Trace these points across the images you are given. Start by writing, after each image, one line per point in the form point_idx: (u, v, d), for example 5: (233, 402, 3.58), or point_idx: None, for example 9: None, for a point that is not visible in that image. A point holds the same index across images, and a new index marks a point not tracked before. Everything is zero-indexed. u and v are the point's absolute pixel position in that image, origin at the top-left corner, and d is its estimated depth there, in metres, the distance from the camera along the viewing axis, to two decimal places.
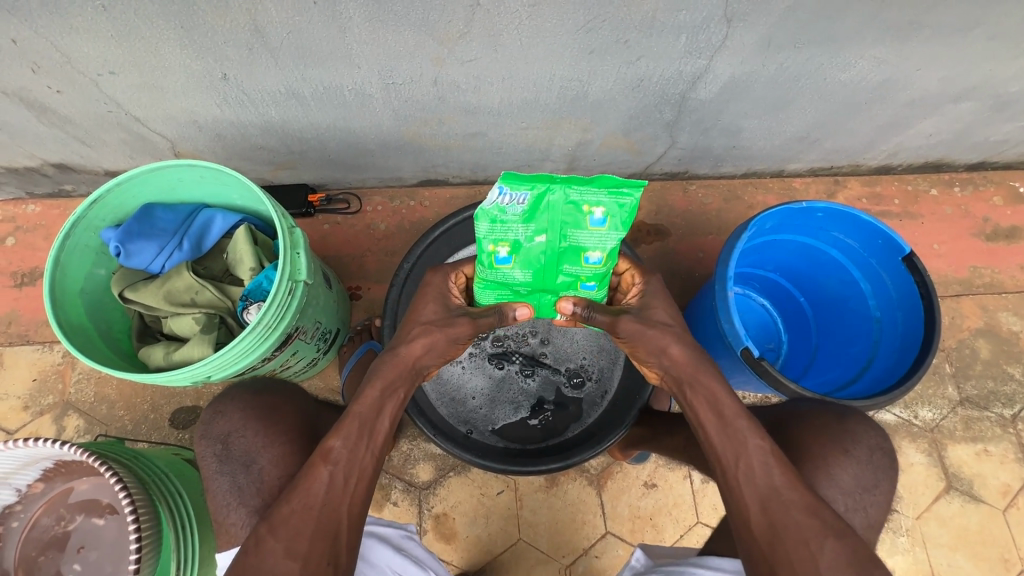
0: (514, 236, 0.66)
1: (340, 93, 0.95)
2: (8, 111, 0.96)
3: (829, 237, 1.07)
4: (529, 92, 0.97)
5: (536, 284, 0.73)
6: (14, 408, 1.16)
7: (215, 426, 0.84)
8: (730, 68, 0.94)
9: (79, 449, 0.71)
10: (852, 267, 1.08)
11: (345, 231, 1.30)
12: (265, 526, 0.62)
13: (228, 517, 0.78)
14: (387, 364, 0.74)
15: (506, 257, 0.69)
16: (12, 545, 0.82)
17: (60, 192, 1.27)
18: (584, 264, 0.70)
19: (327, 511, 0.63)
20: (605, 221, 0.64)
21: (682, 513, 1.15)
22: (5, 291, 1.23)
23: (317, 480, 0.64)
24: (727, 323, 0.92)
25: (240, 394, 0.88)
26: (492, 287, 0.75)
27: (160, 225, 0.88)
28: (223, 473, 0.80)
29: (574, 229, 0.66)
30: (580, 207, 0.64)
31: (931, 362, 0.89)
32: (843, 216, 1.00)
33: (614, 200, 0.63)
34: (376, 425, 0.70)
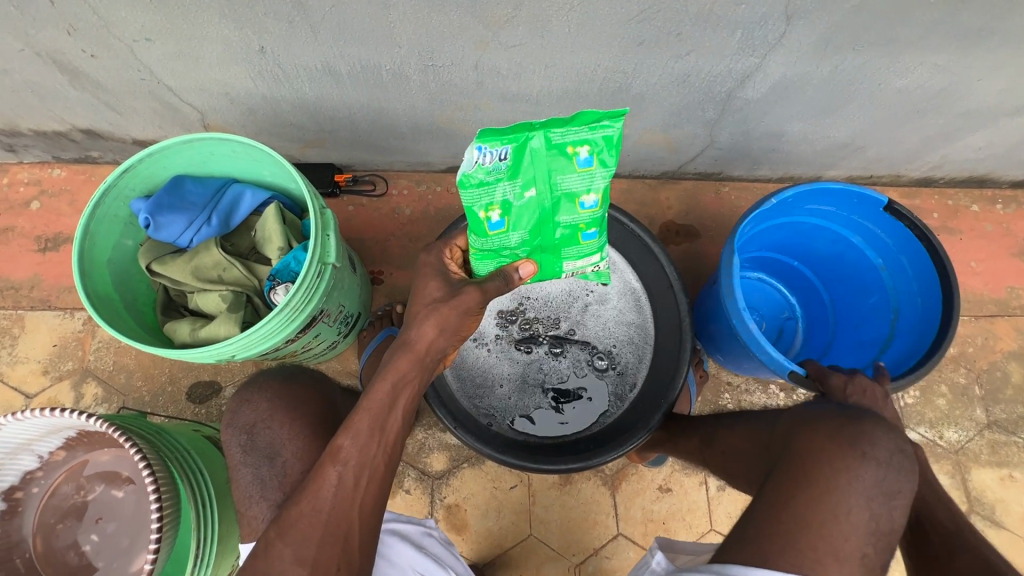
0: (502, 196, 0.69)
1: (377, 72, 0.92)
2: (40, 73, 0.94)
3: (848, 224, 1.01)
4: (570, 81, 0.94)
5: (534, 240, 0.76)
6: (34, 372, 1.16)
7: (241, 414, 0.84)
8: (782, 68, 0.90)
9: (103, 422, 0.71)
10: (870, 251, 1.02)
11: (369, 214, 1.28)
12: (275, 530, 0.61)
13: (250, 510, 0.77)
14: (400, 354, 0.71)
15: (499, 220, 0.71)
16: (30, 511, 0.83)
17: (87, 158, 1.25)
18: (579, 211, 0.73)
19: (337, 514, 0.61)
20: (591, 159, 0.67)
21: (696, 519, 1.13)
22: (29, 254, 1.22)
23: (326, 480, 0.63)
24: (763, 353, 0.86)
25: (267, 382, 0.87)
26: (489, 255, 0.77)
27: (189, 198, 0.87)
28: (247, 465, 0.79)
29: (561, 173, 0.68)
30: (564, 150, 0.66)
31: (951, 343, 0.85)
32: (853, 195, 0.94)
33: (594, 140, 0.66)
34: (389, 419, 0.67)
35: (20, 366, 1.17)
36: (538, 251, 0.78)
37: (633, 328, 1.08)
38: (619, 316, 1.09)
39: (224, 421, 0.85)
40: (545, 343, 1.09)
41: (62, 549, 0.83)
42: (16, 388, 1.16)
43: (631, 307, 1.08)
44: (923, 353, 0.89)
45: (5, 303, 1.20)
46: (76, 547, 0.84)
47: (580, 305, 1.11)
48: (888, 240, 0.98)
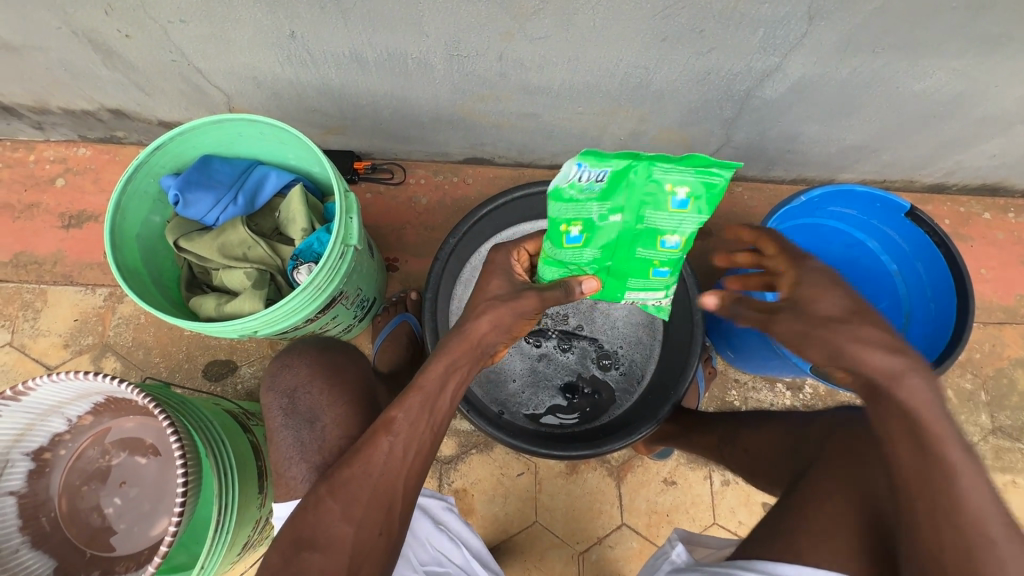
0: (587, 215, 0.66)
1: (402, 61, 0.94)
2: (74, 51, 0.97)
3: (870, 228, 1.02)
4: (592, 75, 0.96)
5: (606, 260, 0.73)
6: (55, 345, 1.19)
7: (282, 378, 0.86)
8: (802, 68, 0.92)
9: (135, 389, 0.74)
10: (886, 255, 1.03)
11: (386, 202, 1.30)
12: (327, 487, 0.64)
13: (290, 470, 0.79)
14: (456, 339, 0.71)
15: (577, 236, 0.68)
16: (57, 472, 0.86)
17: (112, 138, 1.28)
18: (660, 244, 0.70)
19: (383, 481, 0.63)
20: (687, 203, 0.64)
21: (699, 513, 1.15)
22: (53, 230, 1.25)
23: (377, 449, 0.64)
24: (786, 345, 0.88)
25: (309, 349, 0.89)
26: (557, 264, 0.74)
27: (217, 178, 0.89)
28: (288, 426, 0.82)
29: (654, 209, 0.65)
30: (666, 189, 0.63)
31: (959, 352, 0.86)
32: (874, 199, 0.96)
33: (700, 185, 0.63)
34: (440, 398, 0.67)
35: (41, 339, 1.19)
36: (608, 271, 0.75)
37: (640, 328, 1.10)
38: (628, 316, 1.11)
39: (263, 382, 0.87)
40: (554, 338, 1.10)
41: (85, 511, 0.87)
42: (37, 360, 1.18)
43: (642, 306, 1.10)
44: (936, 356, 0.90)
45: (28, 277, 1.22)
46: (99, 509, 0.88)
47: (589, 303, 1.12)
48: (905, 245, 0.99)
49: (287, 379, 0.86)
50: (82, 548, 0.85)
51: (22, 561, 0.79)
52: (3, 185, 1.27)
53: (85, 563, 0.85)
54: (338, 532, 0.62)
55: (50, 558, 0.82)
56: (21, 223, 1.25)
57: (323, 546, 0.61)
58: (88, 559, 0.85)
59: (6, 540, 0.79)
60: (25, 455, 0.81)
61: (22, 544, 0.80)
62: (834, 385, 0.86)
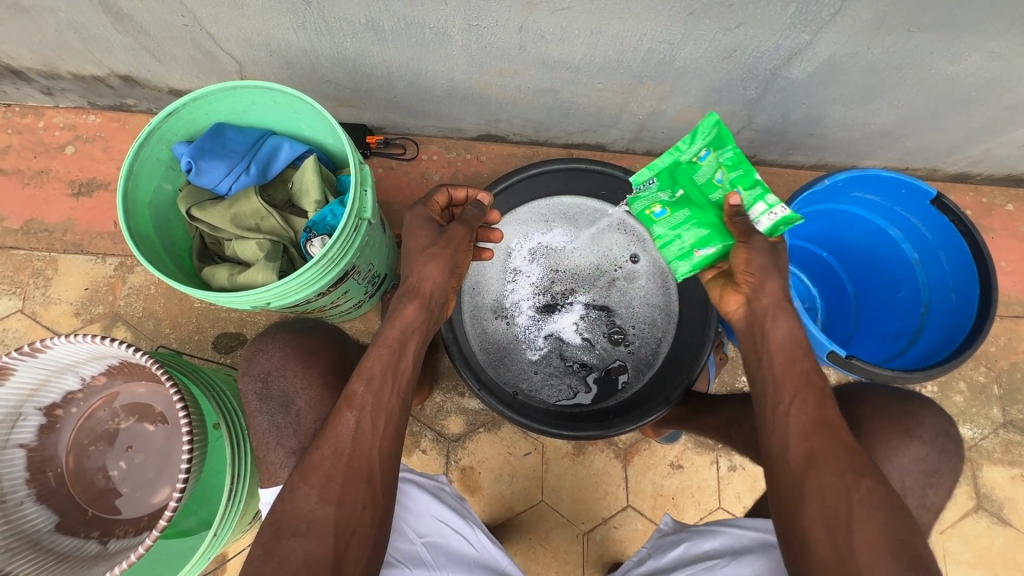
0: (658, 197, 0.89)
1: (419, 30, 0.91)
2: (84, 13, 0.94)
3: (891, 214, 1.00)
4: (614, 50, 0.93)
5: (697, 212, 0.86)
6: (65, 314, 1.19)
7: (256, 362, 0.85)
8: (832, 47, 0.88)
9: (146, 355, 0.74)
10: (906, 244, 1.01)
11: (398, 177, 1.28)
12: (298, 474, 0.63)
13: (268, 456, 0.80)
14: (407, 300, 0.73)
15: (659, 212, 0.88)
16: (66, 429, 0.87)
17: (122, 105, 1.26)
18: (721, 180, 0.86)
19: (357, 456, 0.64)
20: (709, 155, 0.87)
21: (704, 497, 1.15)
22: (63, 199, 1.24)
23: (343, 425, 0.65)
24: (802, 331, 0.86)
25: (280, 334, 0.87)
26: (666, 237, 0.86)
27: (230, 146, 0.88)
28: (263, 411, 0.82)
29: (692, 174, 0.89)
30: (690, 157, 0.88)
31: (980, 344, 0.84)
32: (900, 184, 0.93)
33: (708, 136, 0.87)
34: (400, 362, 0.69)
35: (52, 307, 1.19)
36: (710, 223, 0.83)
37: (656, 310, 1.08)
38: (644, 297, 1.10)
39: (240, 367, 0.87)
40: (567, 313, 1.11)
41: (90, 470, 0.88)
42: (48, 327, 1.19)
43: (658, 289, 1.09)
44: (957, 345, 0.89)
45: (39, 245, 1.22)
46: (104, 470, 0.89)
47: (605, 280, 1.12)
48: (928, 233, 0.97)
49: (263, 361, 0.85)
50: (85, 507, 0.86)
51: (26, 514, 0.80)
52: (13, 151, 1.26)
53: (87, 522, 0.85)
54: (316, 512, 0.61)
55: (53, 515, 0.83)
56: (31, 190, 1.24)
57: (304, 530, 0.60)
58: (88, 518, 0.86)
59: (11, 492, 0.79)
60: (37, 409, 0.81)
61: (27, 497, 0.81)
62: (849, 371, 0.85)
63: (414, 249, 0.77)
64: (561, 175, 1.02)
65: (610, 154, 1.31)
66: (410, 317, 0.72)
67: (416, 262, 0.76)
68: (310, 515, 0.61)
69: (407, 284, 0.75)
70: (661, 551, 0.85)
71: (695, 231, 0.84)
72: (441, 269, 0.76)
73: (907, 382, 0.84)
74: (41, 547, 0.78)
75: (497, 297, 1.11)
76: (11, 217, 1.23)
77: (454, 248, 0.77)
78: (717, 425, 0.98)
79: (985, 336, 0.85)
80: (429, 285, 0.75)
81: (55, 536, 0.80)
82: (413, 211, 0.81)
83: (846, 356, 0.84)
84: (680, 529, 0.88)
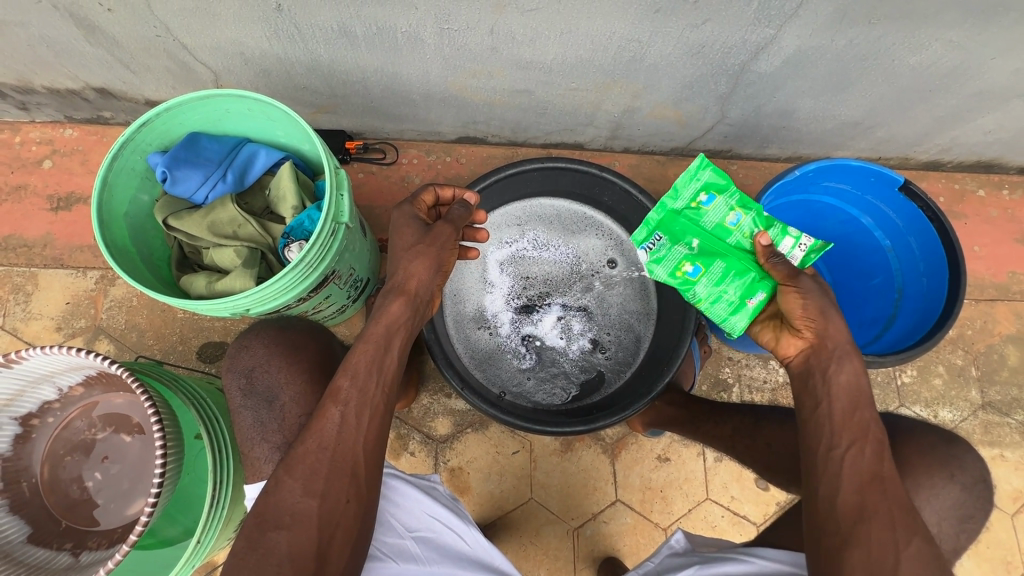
0: (679, 253, 0.90)
1: (392, 35, 0.92)
2: (56, 26, 0.94)
3: (862, 203, 1.02)
4: (585, 49, 0.94)
5: (727, 262, 0.87)
6: (47, 328, 1.18)
7: (239, 358, 0.85)
8: (798, 40, 0.90)
9: (116, 364, 0.73)
10: (879, 231, 1.03)
11: (379, 181, 1.29)
12: (282, 468, 0.64)
13: (253, 451, 0.80)
14: (393, 297, 0.73)
15: (690, 271, 0.89)
16: (42, 439, 0.86)
17: (99, 118, 1.26)
18: (734, 221, 0.88)
19: (342, 450, 0.64)
20: (712, 198, 0.88)
21: (692, 489, 1.16)
22: (41, 213, 1.24)
23: (328, 420, 0.65)
24: None
25: (265, 329, 0.88)
26: (712, 297, 0.88)
27: (205, 155, 0.88)
28: (247, 406, 0.82)
29: (698, 220, 0.90)
30: (690, 203, 0.89)
31: (951, 326, 0.86)
32: (868, 173, 0.95)
33: (700, 184, 0.88)
34: (385, 359, 0.69)
35: (33, 322, 1.18)
36: (748, 266, 0.86)
37: (634, 310, 1.10)
38: (623, 297, 1.11)
39: (224, 365, 0.86)
40: (546, 315, 1.10)
41: (66, 481, 0.87)
42: (29, 342, 1.18)
43: (634, 289, 1.11)
44: (930, 328, 0.90)
45: (18, 260, 1.21)
46: (80, 481, 0.88)
47: (584, 281, 1.13)
48: (898, 220, 0.99)
49: (246, 360, 0.85)
50: (59, 517, 0.86)
51: None
52: None
53: (61, 533, 0.84)
54: (300, 506, 0.61)
55: (26, 525, 0.82)
56: (9, 206, 1.24)
57: (287, 524, 0.61)
58: (62, 530, 0.85)
59: None
60: (13, 419, 0.81)
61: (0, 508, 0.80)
62: None
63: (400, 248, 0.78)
64: (536, 175, 1.03)
65: (589, 153, 1.32)
66: (394, 313, 0.72)
67: (403, 260, 0.76)
68: (294, 509, 0.61)
69: (393, 282, 0.75)
70: (672, 570, 0.78)
71: (735, 283, 0.86)
72: (428, 267, 0.76)
73: (881, 366, 0.86)
74: (14, 559, 0.77)
75: (477, 301, 1.11)
76: None
77: (439, 247, 0.77)
78: (718, 433, 1.00)
79: (955, 319, 0.87)
80: (415, 285, 0.75)
81: (28, 548, 0.80)
82: (401, 208, 0.81)
83: None
84: (693, 551, 0.83)
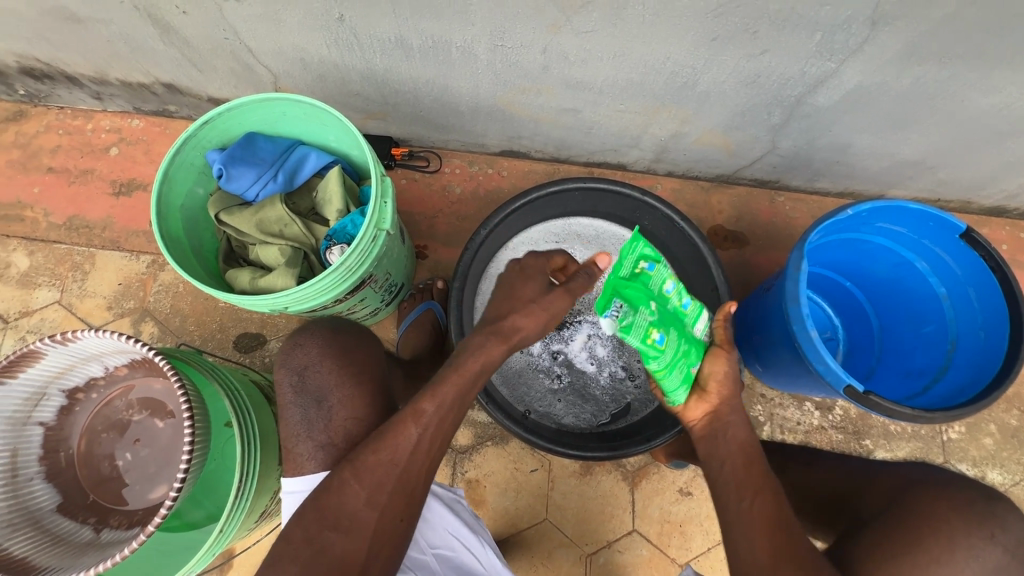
0: (643, 322, 0.80)
1: (447, 49, 0.94)
2: (135, 26, 1.00)
3: (918, 247, 0.96)
4: (636, 72, 0.94)
5: (681, 331, 0.82)
6: (98, 307, 1.24)
7: (296, 355, 0.83)
8: (859, 76, 0.87)
9: (152, 350, 0.76)
10: (934, 278, 0.97)
11: (421, 189, 1.32)
12: (350, 471, 0.67)
13: (296, 447, 0.78)
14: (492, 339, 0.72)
15: (658, 338, 0.79)
16: (85, 413, 0.90)
17: (164, 111, 1.33)
18: (671, 291, 0.84)
19: (411, 469, 0.67)
20: (654, 266, 0.83)
21: (713, 527, 1.12)
22: (104, 197, 1.31)
23: (405, 437, 0.67)
24: (819, 363, 0.83)
25: (320, 329, 0.85)
26: (674, 370, 0.79)
27: (259, 155, 0.91)
28: (296, 404, 0.80)
29: (648, 287, 0.83)
30: (635, 270, 0.83)
31: (1008, 386, 0.80)
32: (925, 219, 0.91)
33: (639, 253, 0.83)
34: (471, 391, 0.71)
35: (86, 300, 1.25)
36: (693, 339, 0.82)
37: None
38: None
39: (274, 360, 0.84)
40: (575, 333, 1.09)
41: (100, 456, 0.91)
42: (81, 319, 1.24)
43: None
44: (985, 386, 0.84)
45: (79, 240, 1.28)
46: (113, 458, 0.92)
47: None
48: (956, 268, 0.93)
49: (302, 357, 0.83)
50: (91, 491, 0.89)
51: (34, 490, 0.83)
52: (62, 151, 1.34)
53: (91, 507, 0.88)
54: (360, 515, 0.65)
55: (57, 494, 0.86)
56: (76, 188, 1.31)
57: (345, 528, 0.64)
58: (92, 503, 0.89)
59: (25, 467, 0.83)
60: (61, 391, 0.85)
61: (38, 474, 0.84)
62: (867, 408, 0.80)
63: (508, 292, 0.76)
64: (579, 196, 1.05)
65: (631, 174, 1.31)
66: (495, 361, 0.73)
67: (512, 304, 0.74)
68: (355, 515, 0.65)
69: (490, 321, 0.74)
70: None
71: (690, 355, 0.81)
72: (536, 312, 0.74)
73: (928, 422, 0.80)
74: (41, 527, 0.81)
75: None
76: (56, 213, 1.30)
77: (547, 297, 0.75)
78: None
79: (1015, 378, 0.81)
80: (520, 336, 0.74)
81: (55, 517, 0.83)
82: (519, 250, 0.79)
83: (865, 390, 0.81)
84: None
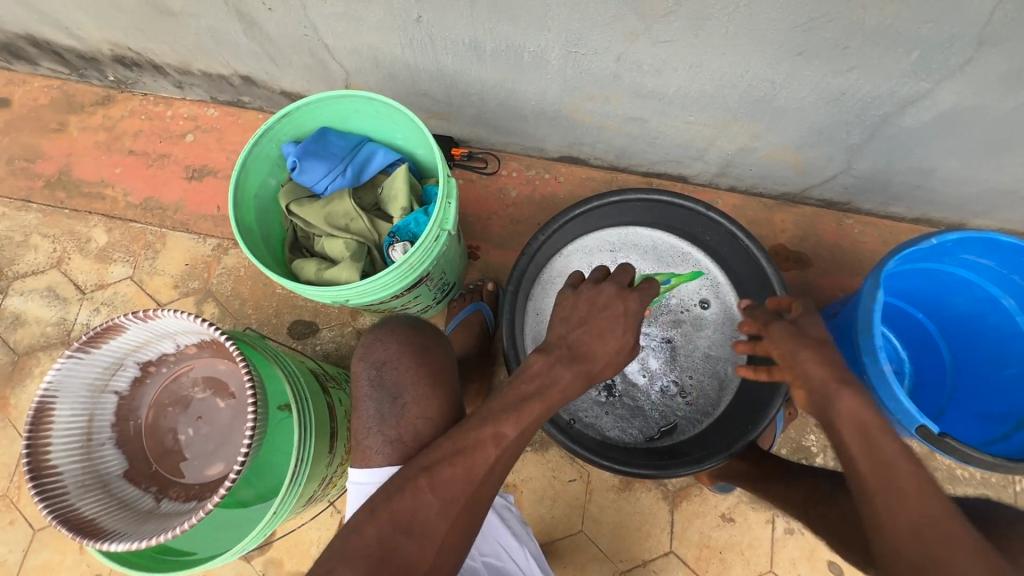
0: None
1: (519, 54, 0.94)
2: (222, 20, 1.05)
3: (1005, 283, 0.90)
4: (711, 84, 0.92)
5: None
6: (166, 285, 1.31)
7: (374, 350, 0.85)
8: (955, 98, 0.82)
9: (220, 332, 0.79)
10: (1023, 315, 0.91)
11: (477, 190, 1.33)
12: (425, 480, 0.67)
13: (365, 440, 0.80)
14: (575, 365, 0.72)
15: None
16: (152, 386, 0.95)
17: (238, 102, 1.38)
18: None
19: (482, 487, 0.67)
20: None
21: (755, 557, 1.08)
22: (178, 181, 1.37)
23: (481, 457, 0.67)
24: (892, 400, 0.79)
25: (401, 327, 0.87)
26: None
27: (331, 149, 0.93)
28: (372, 398, 0.81)
29: None
30: None
31: None
32: (1019, 252, 0.85)
33: None
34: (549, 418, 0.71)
35: (155, 277, 1.32)
36: None
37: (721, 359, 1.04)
38: (711, 342, 1.06)
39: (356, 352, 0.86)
40: None
41: (163, 429, 0.96)
42: (150, 295, 1.31)
43: (724, 335, 1.05)
44: None
45: (153, 220, 1.35)
46: (175, 432, 0.96)
47: (670, 317, 1.08)
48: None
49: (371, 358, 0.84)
50: (153, 461, 0.94)
51: (103, 455, 0.87)
52: (143, 135, 1.41)
53: (152, 476, 0.92)
54: (435, 524, 0.65)
55: (125, 461, 0.90)
56: (153, 171, 1.39)
57: (417, 534, 0.65)
58: (154, 473, 0.93)
59: (98, 432, 0.87)
60: (136, 364, 0.90)
61: (109, 440, 0.89)
62: (942, 451, 0.76)
63: (575, 317, 0.75)
64: (639, 210, 1.04)
65: (691, 187, 1.28)
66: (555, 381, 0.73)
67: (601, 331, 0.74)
68: (428, 521, 0.65)
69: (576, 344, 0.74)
70: None
71: None
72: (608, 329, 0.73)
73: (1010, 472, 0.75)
74: (108, 490, 0.85)
75: None
76: (133, 194, 1.38)
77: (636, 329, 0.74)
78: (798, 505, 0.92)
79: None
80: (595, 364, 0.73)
81: (120, 483, 0.87)
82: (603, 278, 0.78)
83: (940, 432, 0.76)
84: None
